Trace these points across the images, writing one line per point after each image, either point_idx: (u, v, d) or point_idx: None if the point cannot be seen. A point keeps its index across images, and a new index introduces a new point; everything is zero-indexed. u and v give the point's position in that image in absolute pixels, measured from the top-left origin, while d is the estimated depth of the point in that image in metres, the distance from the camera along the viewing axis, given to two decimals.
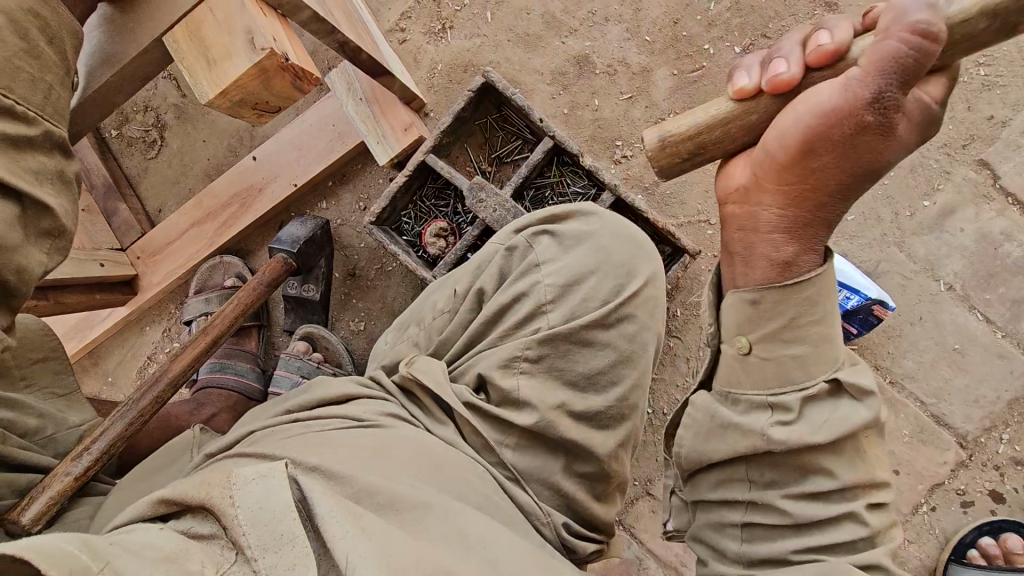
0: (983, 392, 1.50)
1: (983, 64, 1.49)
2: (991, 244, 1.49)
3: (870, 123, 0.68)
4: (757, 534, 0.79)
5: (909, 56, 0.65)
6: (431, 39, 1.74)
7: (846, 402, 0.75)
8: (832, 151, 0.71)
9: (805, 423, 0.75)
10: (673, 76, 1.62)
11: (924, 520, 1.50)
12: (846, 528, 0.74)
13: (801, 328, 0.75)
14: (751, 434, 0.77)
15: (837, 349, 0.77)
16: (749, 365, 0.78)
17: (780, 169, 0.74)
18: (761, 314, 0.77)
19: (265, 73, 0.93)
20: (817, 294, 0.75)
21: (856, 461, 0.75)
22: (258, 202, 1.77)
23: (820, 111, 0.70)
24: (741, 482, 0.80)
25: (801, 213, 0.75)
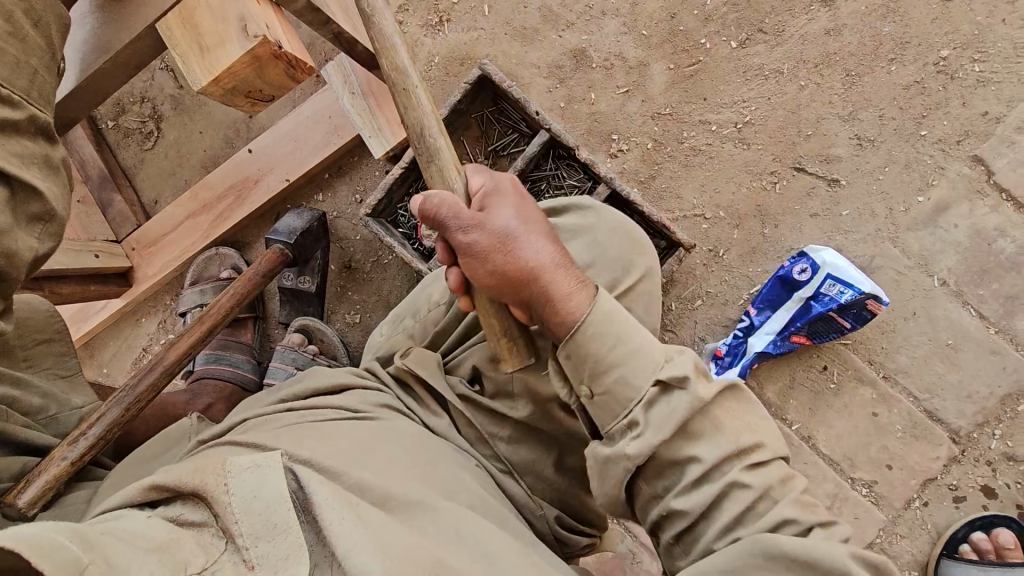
0: (976, 387, 1.50)
1: (978, 60, 1.49)
2: (985, 240, 1.49)
3: (474, 241, 0.89)
4: (688, 540, 0.81)
5: (453, 206, 0.91)
6: (428, 32, 1.74)
7: (674, 393, 0.80)
8: (500, 252, 0.89)
9: (651, 429, 0.80)
10: (669, 70, 1.62)
11: (916, 515, 1.51)
12: (737, 500, 0.78)
13: (608, 360, 0.83)
14: (622, 460, 0.81)
15: (648, 352, 0.83)
16: (596, 405, 0.84)
17: (493, 284, 0.90)
18: (578, 363, 0.84)
19: (259, 60, 0.93)
20: (602, 318, 0.84)
21: (714, 437, 0.79)
22: (254, 194, 1.77)
23: (468, 248, 0.90)
24: (652, 501, 0.83)
25: (553, 276, 0.89)
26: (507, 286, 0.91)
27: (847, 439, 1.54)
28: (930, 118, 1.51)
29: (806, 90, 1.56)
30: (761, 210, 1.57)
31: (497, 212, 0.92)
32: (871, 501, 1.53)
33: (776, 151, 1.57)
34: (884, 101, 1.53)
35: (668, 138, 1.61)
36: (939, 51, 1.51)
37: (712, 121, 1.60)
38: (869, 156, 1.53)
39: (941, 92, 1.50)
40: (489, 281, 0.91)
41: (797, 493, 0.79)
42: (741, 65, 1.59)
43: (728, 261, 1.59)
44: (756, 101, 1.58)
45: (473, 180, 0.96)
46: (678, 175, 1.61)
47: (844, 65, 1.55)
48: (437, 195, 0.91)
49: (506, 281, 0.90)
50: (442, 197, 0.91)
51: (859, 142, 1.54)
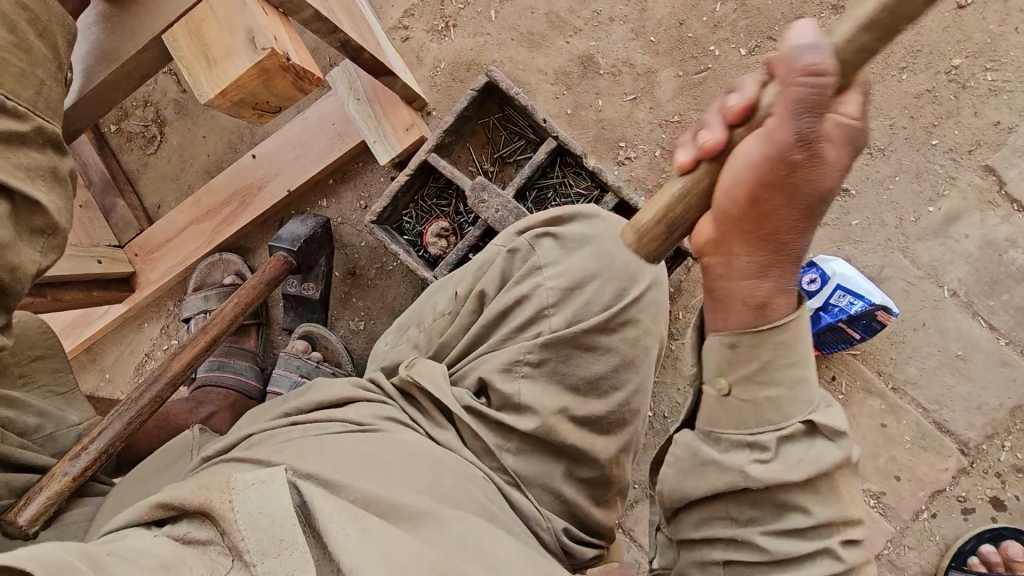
0: (986, 399, 1.49)
1: (990, 69, 1.48)
2: (996, 250, 1.48)
3: (796, 167, 0.66)
4: (738, 570, 0.76)
5: (814, 95, 0.63)
6: (434, 37, 1.72)
7: (821, 440, 0.72)
8: (790, 200, 0.69)
9: (779, 462, 0.72)
10: (678, 78, 1.60)
11: (924, 527, 1.50)
12: (820, 567, 0.71)
13: (776, 371, 0.72)
14: (729, 471, 0.74)
15: (812, 389, 0.73)
16: (727, 407, 0.75)
17: (735, 213, 0.71)
18: (737, 358, 0.74)
19: (267, 72, 0.91)
20: (792, 337, 0.73)
21: (830, 500, 0.72)
22: (258, 200, 1.76)
23: (764, 160, 0.67)
24: (723, 519, 0.77)
25: (775, 266, 0.73)
26: (747, 230, 0.72)
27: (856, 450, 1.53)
28: (941, 127, 1.50)
29: None
30: None
31: (838, 150, 0.67)
32: (879, 512, 1.52)
33: None
34: (895, 109, 1.51)
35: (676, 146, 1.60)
36: (951, 60, 1.49)
37: None
38: (879, 165, 1.52)
39: (952, 101, 1.49)
40: (739, 213, 0.71)
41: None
42: (751, 72, 1.57)
43: None
44: None
45: (808, 50, 0.63)
46: None
47: None
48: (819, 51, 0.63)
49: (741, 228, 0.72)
50: (814, 70, 0.62)
51: (869, 151, 1.52)
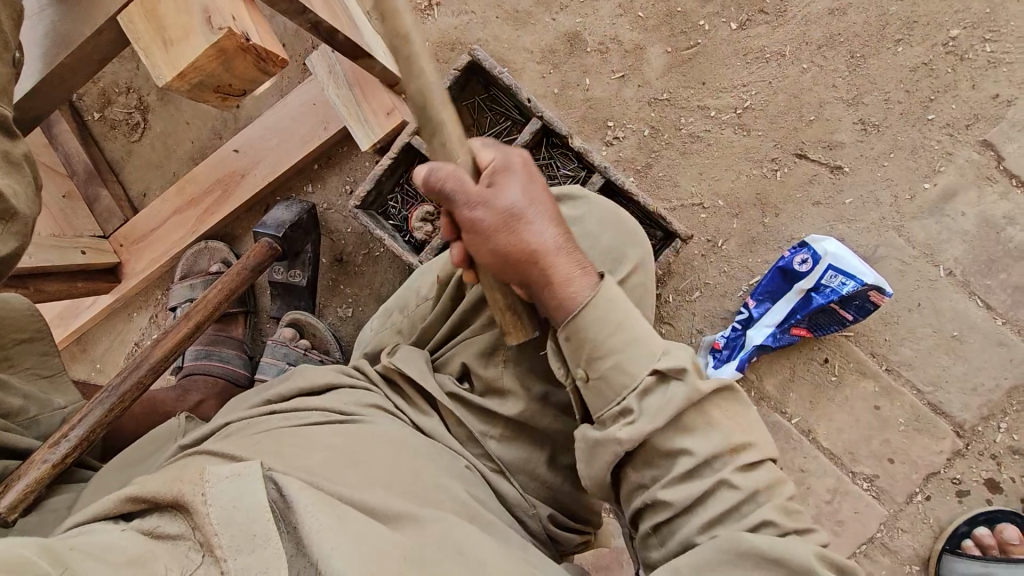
0: (982, 380, 1.46)
1: (989, 40, 1.43)
2: (994, 228, 1.44)
3: (478, 221, 0.86)
4: (667, 530, 0.81)
5: (450, 185, 0.84)
6: (417, 16, 1.68)
7: (671, 384, 0.80)
8: (504, 236, 0.86)
9: (643, 418, 0.79)
10: (667, 54, 1.56)
11: (918, 509, 1.48)
12: (722, 498, 0.77)
13: (608, 345, 0.82)
14: (610, 445, 0.81)
15: (648, 342, 0.82)
16: (592, 391, 0.83)
17: (497, 265, 0.87)
18: (575, 348, 0.84)
19: (225, 53, 0.88)
20: (605, 306, 0.84)
21: (705, 433, 0.79)
22: (241, 187, 1.74)
23: (475, 229, 0.86)
24: (637, 487, 0.83)
25: (544, 262, 0.87)
26: (507, 269, 0.88)
27: (849, 433, 1.51)
28: (937, 101, 1.45)
29: (808, 73, 1.51)
30: (761, 199, 1.52)
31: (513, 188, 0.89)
32: (872, 495, 1.50)
33: (777, 137, 1.52)
34: (889, 84, 1.47)
35: (666, 125, 1.56)
36: (948, 31, 1.44)
37: (712, 106, 1.54)
38: (873, 141, 1.48)
39: (949, 74, 1.45)
40: (493, 266, 0.88)
41: (780, 498, 0.78)
42: (741, 47, 1.53)
43: (728, 252, 1.54)
44: (756, 85, 1.53)
45: (435, 168, 0.84)
46: (676, 163, 1.56)
47: (849, 47, 1.49)
48: (441, 169, 0.83)
49: (509, 261, 0.87)
50: (442, 178, 0.84)
51: (863, 127, 1.48)
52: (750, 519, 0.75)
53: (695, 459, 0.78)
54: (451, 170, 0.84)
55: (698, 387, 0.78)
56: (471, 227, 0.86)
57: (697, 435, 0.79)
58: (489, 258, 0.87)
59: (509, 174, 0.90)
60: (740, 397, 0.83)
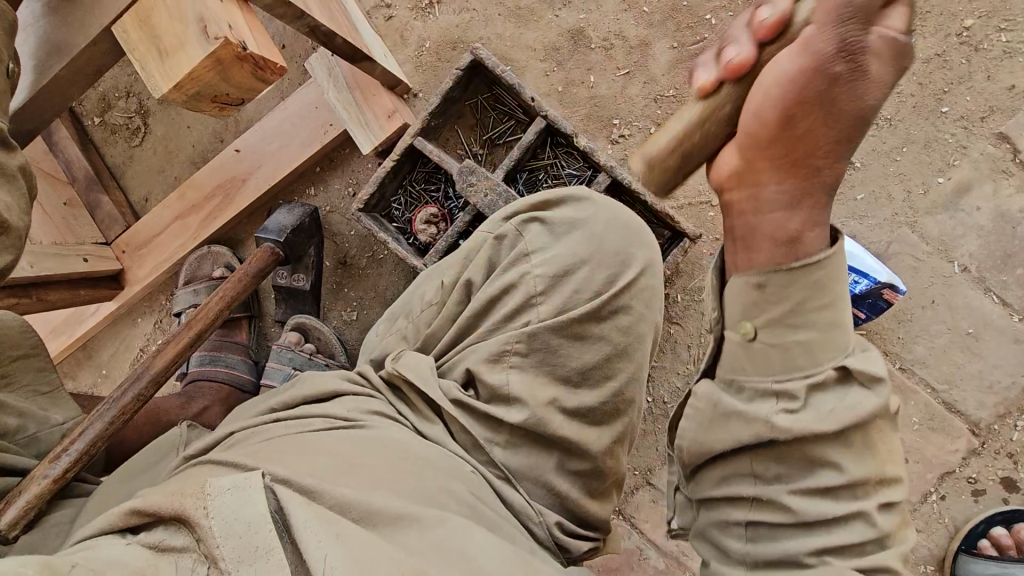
0: (997, 378, 1.43)
1: (1004, 30, 1.39)
2: (1010, 223, 1.41)
3: (835, 81, 0.60)
4: (760, 531, 0.72)
5: (848, 4, 0.58)
6: (418, 15, 1.66)
7: (854, 390, 0.67)
8: (814, 117, 0.62)
9: (810, 413, 0.67)
10: (673, 49, 1.53)
11: (932, 509, 1.46)
12: (853, 530, 0.67)
13: (809, 315, 0.66)
14: (754, 422, 0.69)
15: (846, 335, 0.68)
16: (752, 353, 0.69)
17: (769, 137, 0.65)
18: (765, 299, 0.68)
19: (221, 63, 0.85)
20: (831, 272, 0.66)
21: (864, 455, 0.67)
22: (243, 192, 1.73)
23: (794, 75, 0.61)
24: (746, 476, 0.72)
25: (808, 196, 0.66)
26: (770, 158, 0.66)
27: None
28: (951, 93, 1.42)
29: None
30: None
31: (881, 68, 0.60)
32: None
33: None
34: (902, 76, 1.43)
35: None
36: (962, 21, 1.41)
37: None
38: (885, 136, 1.44)
39: (963, 65, 1.41)
40: (761, 135, 0.65)
41: (906, 546, 0.69)
42: None
43: None
44: None
45: None
46: None
47: None
48: None
49: (775, 143, 0.65)
50: None
51: (875, 121, 1.45)
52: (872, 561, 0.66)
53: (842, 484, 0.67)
54: None
55: (888, 404, 0.66)
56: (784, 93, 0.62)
57: (855, 454, 0.67)
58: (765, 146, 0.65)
59: (882, 60, 0.60)
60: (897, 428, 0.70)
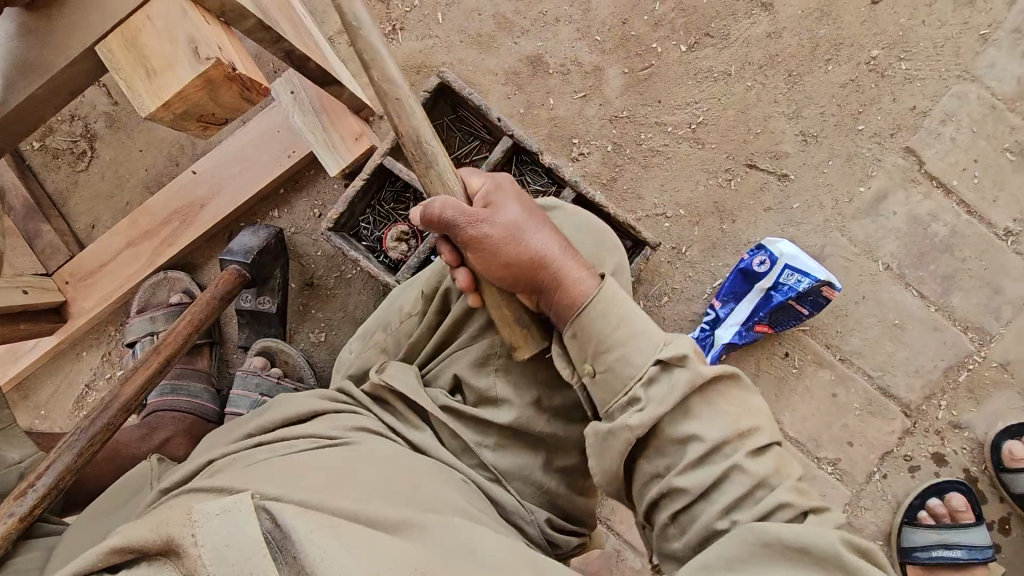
0: (923, 363, 1.60)
1: (904, 59, 1.59)
2: (921, 225, 1.60)
3: (512, 232, 0.97)
4: (684, 519, 0.85)
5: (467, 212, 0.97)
6: (381, 40, 1.70)
7: (674, 372, 0.86)
8: (512, 251, 0.96)
9: (652, 405, 0.85)
10: (624, 75, 1.66)
11: (878, 488, 1.61)
12: (735, 484, 0.81)
13: (613, 340, 0.90)
14: (623, 433, 0.86)
15: (648, 334, 0.90)
16: (600, 384, 0.91)
17: (508, 278, 0.97)
18: (582, 344, 0.93)
19: (211, 84, 0.86)
20: (608, 300, 0.92)
21: (717, 421, 0.84)
22: (202, 217, 1.69)
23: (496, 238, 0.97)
24: (651, 478, 0.87)
25: (560, 271, 0.96)
26: (521, 280, 0.98)
27: (811, 422, 1.63)
28: (866, 113, 1.60)
29: (752, 90, 1.63)
30: (718, 208, 1.63)
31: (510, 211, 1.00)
32: (836, 478, 1.62)
33: (728, 150, 1.63)
34: (824, 98, 1.61)
35: (626, 140, 1.65)
36: (869, 51, 1.60)
37: (669, 122, 1.65)
38: (813, 151, 1.61)
39: (874, 89, 1.60)
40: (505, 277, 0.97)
41: (792, 480, 0.83)
42: (692, 68, 1.64)
43: (691, 257, 1.63)
44: (707, 103, 1.64)
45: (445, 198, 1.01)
46: (639, 176, 1.65)
47: (786, 66, 1.63)
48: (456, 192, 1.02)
49: (516, 274, 0.97)
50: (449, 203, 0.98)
51: (804, 138, 1.62)
52: (764, 503, 0.79)
53: (711, 445, 0.82)
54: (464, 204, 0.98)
55: (700, 373, 0.85)
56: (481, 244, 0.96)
57: (709, 423, 0.84)
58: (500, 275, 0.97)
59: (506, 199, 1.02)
60: (746, 382, 0.88)
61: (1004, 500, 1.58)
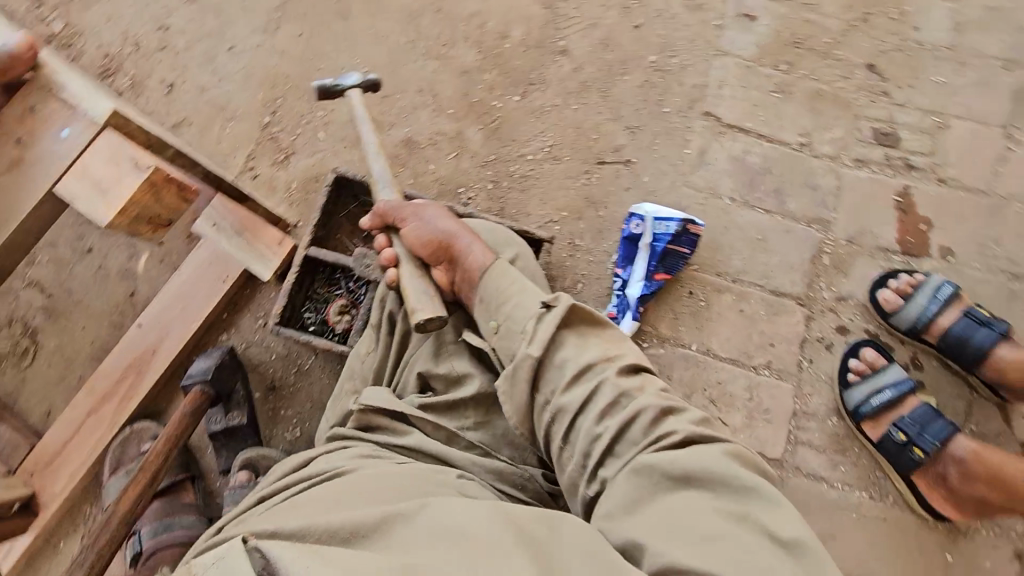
0: (794, 260, 1.92)
1: (675, 55, 2.11)
2: (741, 161, 2.02)
3: (440, 220, 1.46)
4: (572, 434, 1.14)
5: (410, 204, 1.49)
6: (278, 167, 2.02)
7: (552, 311, 1.22)
8: (439, 229, 1.44)
9: (538, 336, 1.20)
10: (481, 130, 2.06)
11: (812, 373, 1.82)
12: (606, 393, 1.13)
13: (508, 296, 1.29)
14: (524, 362, 1.18)
15: (534, 289, 1.30)
16: (502, 334, 1.27)
17: (433, 247, 1.43)
18: (484, 301, 1.33)
19: (154, 187, 1.17)
20: (500, 267, 1.35)
21: (588, 350, 1.18)
22: (156, 362, 1.82)
23: (428, 220, 1.45)
24: (543, 403, 1.18)
25: (471, 246, 1.41)
26: (442, 252, 1.43)
27: (736, 339, 1.86)
28: (666, 99, 2.07)
29: (579, 110, 2.07)
30: (591, 201, 1.98)
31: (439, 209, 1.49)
32: (776, 377, 1.82)
33: (580, 157, 2.03)
34: (632, 98, 2.07)
35: (501, 176, 2.02)
36: (649, 58, 2.11)
37: (527, 153, 2.03)
38: (641, 137, 2.04)
39: (663, 81, 2.09)
40: (431, 246, 1.43)
41: (653, 393, 1.14)
42: (529, 109, 2.07)
43: (585, 245, 1.94)
44: (550, 129, 2.06)
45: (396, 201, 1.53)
46: (521, 199, 1.99)
47: (596, 86, 2.09)
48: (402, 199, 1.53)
49: (438, 245, 1.43)
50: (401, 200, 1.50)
51: (631, 130, 2.05)
52: (631, 407, 1.10)
53: (583, 368, 1.16)
54: (407, 202, 1.50)
55: (570, 305, 1.21)
56: (419, 221, 1.45)
57: (585, 350, 1.18)
58: (427, 244, 1.43)
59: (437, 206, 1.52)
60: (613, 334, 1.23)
61: (906, 342, 1.82)
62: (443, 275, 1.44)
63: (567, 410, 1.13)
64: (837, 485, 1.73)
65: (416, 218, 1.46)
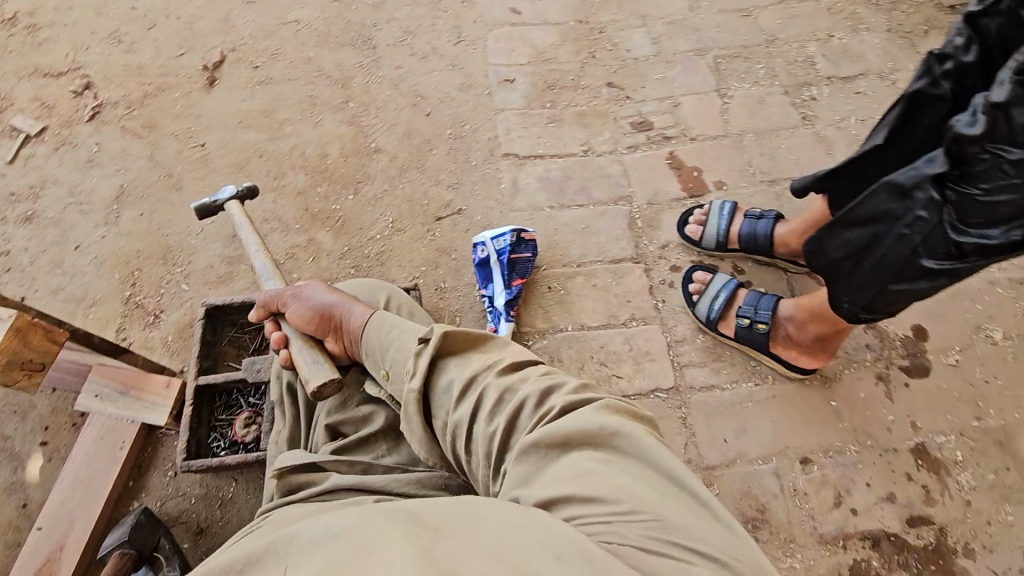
0: (617, 232, 2.30)
1: (465, 123, 2.58)
2: (546, 177, 2.44)
3: (320, 296, 1.62)
4: (472, 443, 1.22)
5: (293, 291, 1.67)
6: (151, 328, 2.13)
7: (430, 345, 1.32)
8: (320, 302, 1.60)
9: (420, 370, 1.30)
10: (329, 231, 2.33)
11: (668, 310, 2.14)
12: (491, 396, 1.22)
13: (390, 347, 1.42)
14: (412, 399, 1.28)
15: (414, 332, 1.44)
16: (393, 379, 1.39)
17: (319, 321, 1.59)
18: (372, 355, 1.47)
19: (20, 333, 1.31)
20: (378, 321, 1.50)
21: (468, 366, 1.28)
22: (65, 557, 1.72)
23: (309, 298, 1.63)
24: (442, 425, 1.27)
25: (351, 309, 1.57)
26: (328, 322, 1.59)
27: (599, 307, 2.14)
28: (471, 155, 2.50)
29: (405, 187, 2.43)
30: (440, 250, 2.28)
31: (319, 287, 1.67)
32: (642, 324, 2.11)
33: (420, 221, 2.35)
34: (444, 164, 2.48)
35: (359, 260, 2.27)
36: (446, 132, 2.55)
37: (375, 234, 2.32)
38: (462, 189, 2.42)
39: (464, 144, 2.53)
40: (317, 320, 1.59)
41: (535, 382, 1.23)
42: (364, 200, 2.39)
43: (450, 286, 2.21)
44: (387, 209, 2.37)
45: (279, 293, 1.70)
46: (383, 272, 2.24)
47: (413, 165, 2.48)
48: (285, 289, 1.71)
49: (323, 317, 1.59)
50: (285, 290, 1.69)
51: (453, 186, 2.42)
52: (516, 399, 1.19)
53: (468, 379, 1.26)
54: (289, 289, 1.68)
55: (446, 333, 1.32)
56: (302, 302, 1.63)
57: (467, 366, 1.29)
58: (312, 319, 1.59)
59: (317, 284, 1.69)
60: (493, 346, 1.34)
61: (725, 258, 2.23)
62: (335, 343, 1.60)
63: (461, 423, 1.22)
64: (727, 386, 1.98)
65: (299, 301, 1.64)
